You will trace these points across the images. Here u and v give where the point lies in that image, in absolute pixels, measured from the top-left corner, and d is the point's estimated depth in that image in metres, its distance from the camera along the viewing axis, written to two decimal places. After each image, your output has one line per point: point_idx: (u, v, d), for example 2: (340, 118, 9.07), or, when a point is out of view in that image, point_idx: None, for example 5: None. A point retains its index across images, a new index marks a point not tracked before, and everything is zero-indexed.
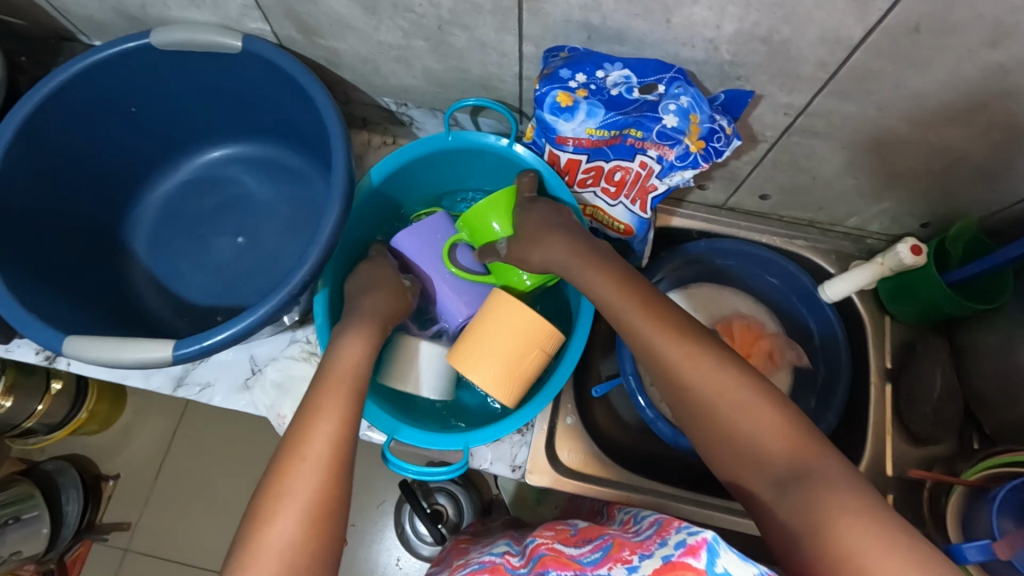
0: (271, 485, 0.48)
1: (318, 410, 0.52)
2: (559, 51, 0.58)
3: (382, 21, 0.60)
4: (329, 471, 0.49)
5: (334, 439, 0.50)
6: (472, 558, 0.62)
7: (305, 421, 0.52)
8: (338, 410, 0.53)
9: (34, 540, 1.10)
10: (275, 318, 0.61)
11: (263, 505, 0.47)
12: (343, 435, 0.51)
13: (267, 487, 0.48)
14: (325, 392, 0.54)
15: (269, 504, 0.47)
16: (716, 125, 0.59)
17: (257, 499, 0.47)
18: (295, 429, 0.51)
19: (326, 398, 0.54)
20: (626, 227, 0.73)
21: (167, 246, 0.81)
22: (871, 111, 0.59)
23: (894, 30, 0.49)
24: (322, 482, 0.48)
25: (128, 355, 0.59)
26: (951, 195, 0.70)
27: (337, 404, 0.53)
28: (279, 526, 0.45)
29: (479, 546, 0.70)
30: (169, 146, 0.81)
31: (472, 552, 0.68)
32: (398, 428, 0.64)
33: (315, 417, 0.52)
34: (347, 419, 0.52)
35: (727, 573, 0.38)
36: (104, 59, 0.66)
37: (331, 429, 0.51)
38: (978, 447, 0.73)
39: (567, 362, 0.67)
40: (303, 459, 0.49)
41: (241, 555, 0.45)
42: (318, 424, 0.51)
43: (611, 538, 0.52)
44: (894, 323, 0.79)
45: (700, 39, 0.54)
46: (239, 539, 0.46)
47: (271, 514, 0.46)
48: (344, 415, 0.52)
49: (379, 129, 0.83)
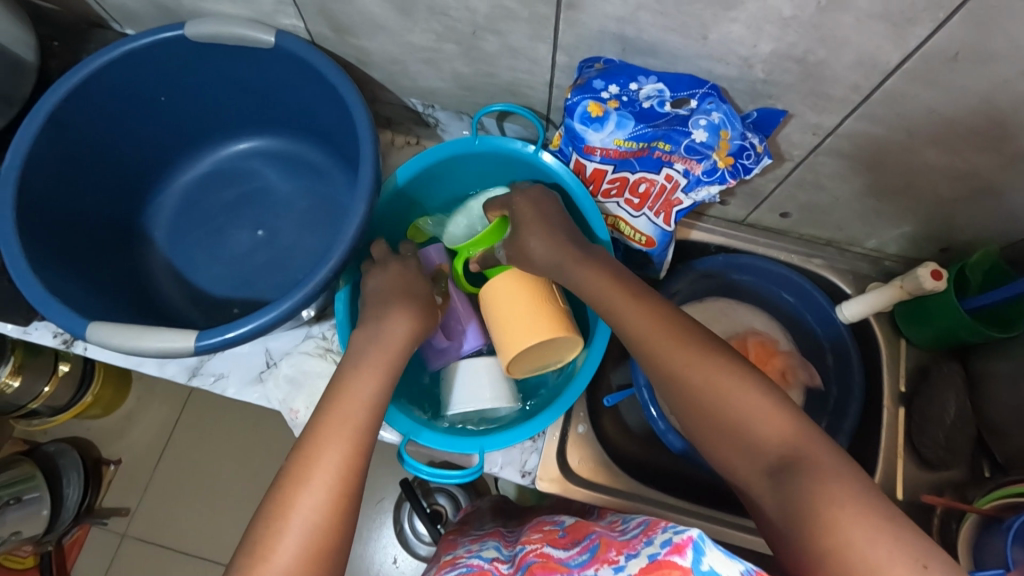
0: (272, 516, 0.48)
1: (324, 437, 0.52)
2: (594, 62, 0.59)
3: (416, 23, 0.61)
4: (331, 507, 0.49)
5: (337, 472, 0.51)
6: (460, 560, 0.62)
7: (311, 448, 0.52)
8: (345, 436, 0.53)
9: (34, 521, 1.10)
10: (296, 313, 0.61)
11: (262, 537, 0.48)
12: (348, 467, 0.51)
13: (267, 519, 0.49)
14: (333, 415, 0.54)
15: (272, 528, 0.48)
16: (747, 143, 0.60)
17: (257, 530, 0.48)
18: (299, 456, 0.52)
19: (333, 423, 0.53)
20: (648, 239, 0.73)
21: (187, 236, 0.81)
22: (901, 135, 0.59)
23: (932, 56, 0.49)
24: (323, 519, 0.49)
25: (150, 344, 0.59)
26: (974, 221, 0.70)
27: (345, 430, 0.53)
28: (276, 563, 0.46)
29: (467, 542, 0.70)
30: (192, 137, 0.81)
31: (461, 548, 0.68)
32: (418, 431, 0.64)
33: (320, 445, 0.52)
34: (354, 449, 0.52)
35: (712, 571, 0.37)
36: (136, 49, 0.67)
37: (336, 460, 0.51)
38: (990, 476, 0.72)
39: (581, 378, 0.66)
40: (307, 492, 0.49)
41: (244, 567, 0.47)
42: (322, 453, 0.51)
43: (597, 536, 0.53)
44: (909, 346, 0.79)
45: (734, 57, 0.55)
46: (238, 569, 0.47)
47: (270, 550, 0.47)
48: (350, 443, 0.52)
49: (404, 129, 0.83)
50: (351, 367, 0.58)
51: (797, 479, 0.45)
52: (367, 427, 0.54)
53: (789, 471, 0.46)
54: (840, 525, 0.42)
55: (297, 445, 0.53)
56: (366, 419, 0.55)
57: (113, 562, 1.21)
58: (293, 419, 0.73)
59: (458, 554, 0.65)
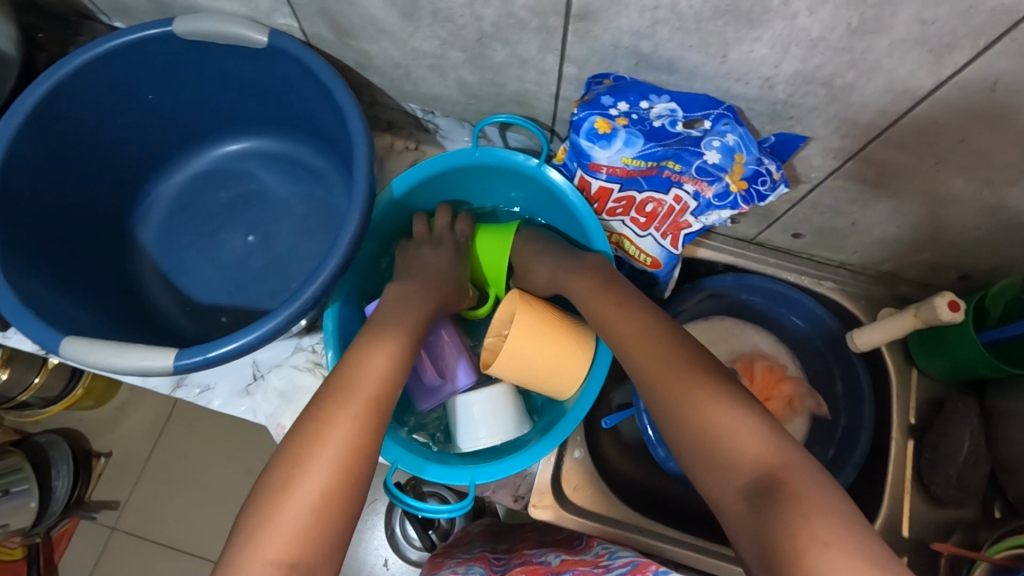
0: (319, 409, 0.51)
1: (337, 403, 0.52)
2: (603, 78, 0.55)
3: (419, 28, 0.57)
4: (339, 475, 0.48)
5: (348, 442, 0.49)
6: None
7: (322, 417, 0.51)
8: (370, 379, 0.54)
9: (22, 513, 1.09)
10: (284, 331, 0.58)
11: (265, 503, 0.46)
12: (357, 437, 0.50)
13: (317, 408, 0.52)
14: (348, 383, 0.53)
15: (319, 417, 0.51)
16: (762, 168, 0.56)
17: (260, 498, 0.47)
18: (326, 395, 0.53)
19: (344, 394, 0.53)
20: (653, 260, 0.70)
21: (176, 240, 0.78)
22: (928, 163, 0.55)
23: (969, 85, 0.46)
24: (331, 487, 0.47)
25: (127, 362, 0.56)
26: (1000, 252, 0.66)
27: (357, 401, 0.52)
28: (279, 530, 0.45)
29: (451, 563, 0.69)
30: (185, 135, 0.78)
31: (444, 571, 0.67)
32: (425, 467, 0.62)
33: (331, 413, 0.51)
34: (364, 420, 0.51)
35: None
36: (124, 45, 0.64)
37: (347, 428, 0.50)
38: (1000, 516, 0.70)
39: (578, 408, 0.64)
40: (315, 459, 0.48)
41: (293, 448, 0.49)
42: (332, 422, 0.50)
43: None
44: (922, 377, 0.76)
45: (756, 77, 0.51)
46: (285, 452, 0.49)
47: (272, 515, 0.45)
48: (361, 413, 0.52)
49: (403, 133, 0.80)
50: (349, 363, 0.55)
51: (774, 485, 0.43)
52: (386, 399, 0.54)
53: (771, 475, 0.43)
54: (809, 556, 0.38)
55: (304, 419, 0.52)
56: (382, 393, 0.54)
57: (102, 556, 1.20)
58: (280, 434, 0.70)
59: None
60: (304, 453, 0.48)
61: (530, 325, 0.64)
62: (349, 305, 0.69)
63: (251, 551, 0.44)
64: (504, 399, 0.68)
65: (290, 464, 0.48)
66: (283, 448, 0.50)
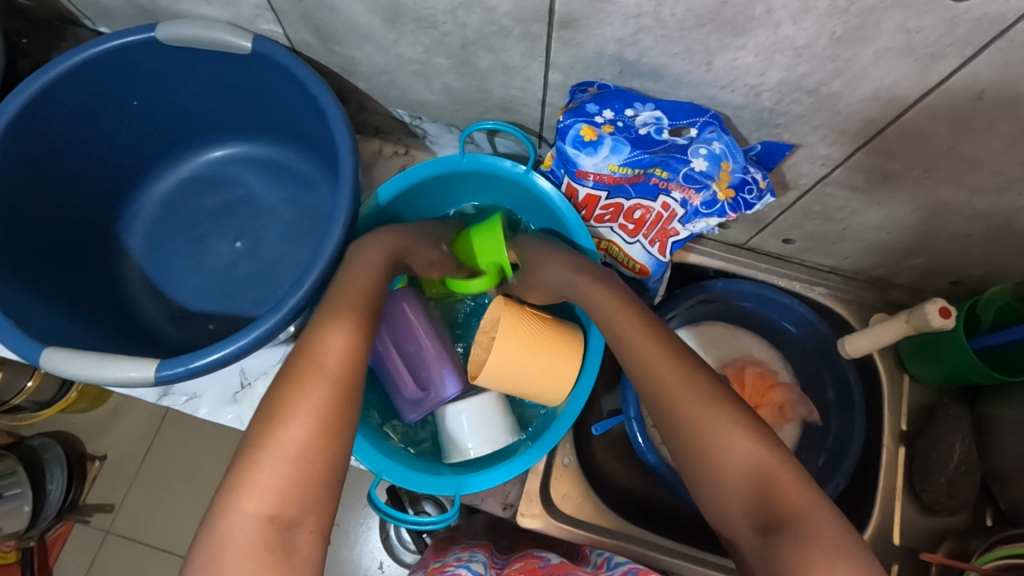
0: (295, 364, 0.49)
1: (315, 358, 0.50)
2: (587, 86, 0.55)
3: (403, 34, 0.56)
4: (323, 429, 0.46)
5: (331, 396, 0.48)
6: (447, 569, 0.59)
7: (302, 372, 0.49)
8: (346, 331, 0.52)
9: (15, 517, 1.08)
10: (269, 339, 0.58)
11: (246, 459, 0.44)
12: (341, 390, 0.48)
13: (293, 363, 0.49)
14: (326, 336, 0.51)
15: (295, 374, 0.48)
16: (749, 177, 0.56)
17: (240, 456, 0.45)
18: (302, 351, 0.50)
19: (325, 346, 0.51)
20: (642, 268, 0.70)
21: (162, 247, 0.77)
22: (917, 171, 0.55)
23: (956, 94, 0.45)
24: (316, 440, 0.45)
25: (108, 373, 0.56)
26: (991, 258, 0.65)
27: (337, 353, 0.50)
28: (263, 485, 0.43)
29: (456, 550, 0.67)
30: (172, 141, 0.78)
31: (449, 555, 0.66)
32: (409, 478, 0.62)
33: (311, 367, 0.49)
34: (346, 373, 0.50)
35: None
36: (107, 50, 0.63)
37: (329, 382, 0.48)
38: (992, 523, 0.69)
39: (565, 416, 0.64)
40: (296, 414, 0.46)
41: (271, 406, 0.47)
42: (313, 377, 0.48)
43: None
44: (914, 383, 0.76)
45: (742, 85, 0.50)
46: (263, 410, 0.47)
47: (253, 469, 0.44)
48: (343, 367, 0.50)
49: (392, 138, 0.79)
50: (331, 317, 0.53)
51: (772, 497, 0.44)
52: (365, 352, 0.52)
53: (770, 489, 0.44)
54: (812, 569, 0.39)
55: (281, 374, 0.49)
56: (360, 347, 0.52)
57: (96, 559, 1.19)
58: None
59: (447, 561, 0.63)
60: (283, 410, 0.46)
61: (521, 334, 0.63)
62: None
63: (234, 507, 0.42)
64: (490, 412, 0.67)
65: (267, 421, 0.46)
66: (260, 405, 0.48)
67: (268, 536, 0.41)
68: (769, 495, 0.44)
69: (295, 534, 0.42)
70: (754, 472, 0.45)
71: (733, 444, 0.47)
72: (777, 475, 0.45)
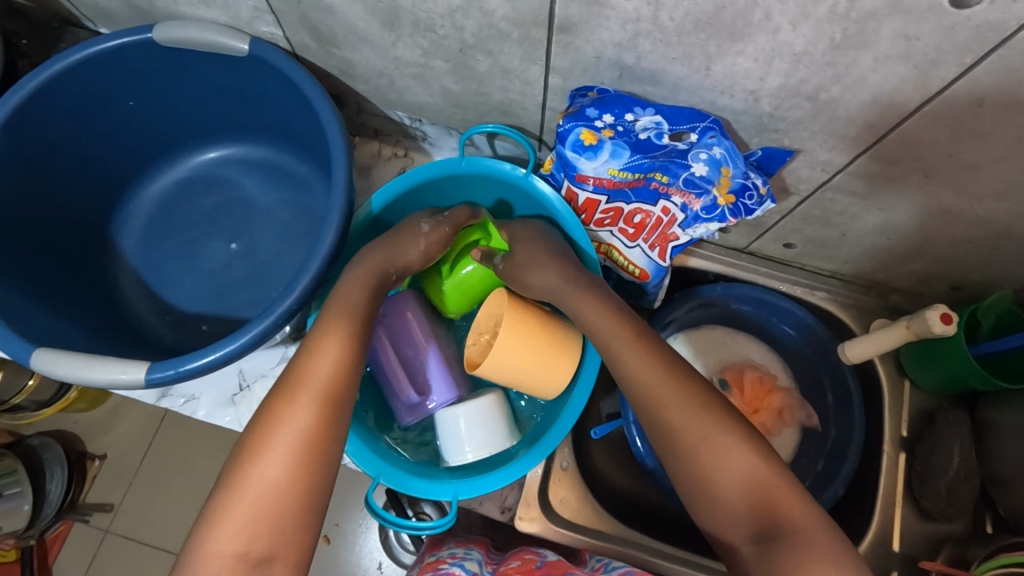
0: (278, 396, 0.50)
1: (293, 391, 0.50)
2: (587, 91, 0.55)
3: (401, 37, 0.56)
4: (296, 465, 0.47)
5: (305, 431, 0.48)
6: (441, 567, 0.59)
7: (277, 406, 0.49)
8: (331, 363, 0.52)
9: (14, 516, 1.08)
10: (261, 343, 0.58)
11: (221, 496, 0.45)
12: (318, 424, 0.49)
13: (277, 395, 0.50)
14: (307, 368, 0.52)
15: (278, 407, 0.49)
16: (750, 182, 0.56)
17: (217, 491, 0.46)
18: (287, 381, 0.51)
19: (303, 378, 0.51)
20: (642, 272, 0.70)
21: (158, 249, 0.77)
22: (917, 177, 0.55)
23: (956, 101, 0.45)
24: (288, 476, 0.46)
25: (99, 375, 0.56)
26: (991, 264, 0.65)
27: (316, 387, 0.51)
28: (233, 522, 0.44)
29: (452, 545, 0.68)
30: (169, 141, 0.78)
31: (443, 551, 0.66)
32: (407, 482, 0.61)
33: (288, 400, 0.50)
34: (323, 406, 0.50)
35: None
36: (104, 51, 0.63)
37: (305, 417, 0.49)
38: (993, 531, 0.69)
39: (564, 420, 0.64)
40: (270, 450, 0.47)
41: (251, 440, 0.48)
42: (287, 411, 0.49)
43: None
44: (913, 388, 0.75)
45: (741, 90, 0.50)
46: (244, 443, 0.48)
47: (226, 506, 0.45)
48: (324, 401, 0.50)
49: (391, 140, 0.79)
50: (313, 347, 0.53)
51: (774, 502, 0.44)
52: (346, 383, 0.52)
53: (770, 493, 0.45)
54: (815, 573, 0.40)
55: (266, 403, 0.50)
56: (340, 378, 0.52)
57: (95, 558, 1.19)
58: None
59: (442, 557, 0.62)
60: (261, 445, 0.47)
61: (517, 336, 0.63)
62: None
63: (207, 544, 0.43)
64: (489, 419, 0.67)
65: (245, 456, 0.47)
66: (243, 438, 0.49)
67: (238, 573, 0.43)
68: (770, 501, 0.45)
69: (265, 570, 0.43)
70: (753, 481, 0.45)
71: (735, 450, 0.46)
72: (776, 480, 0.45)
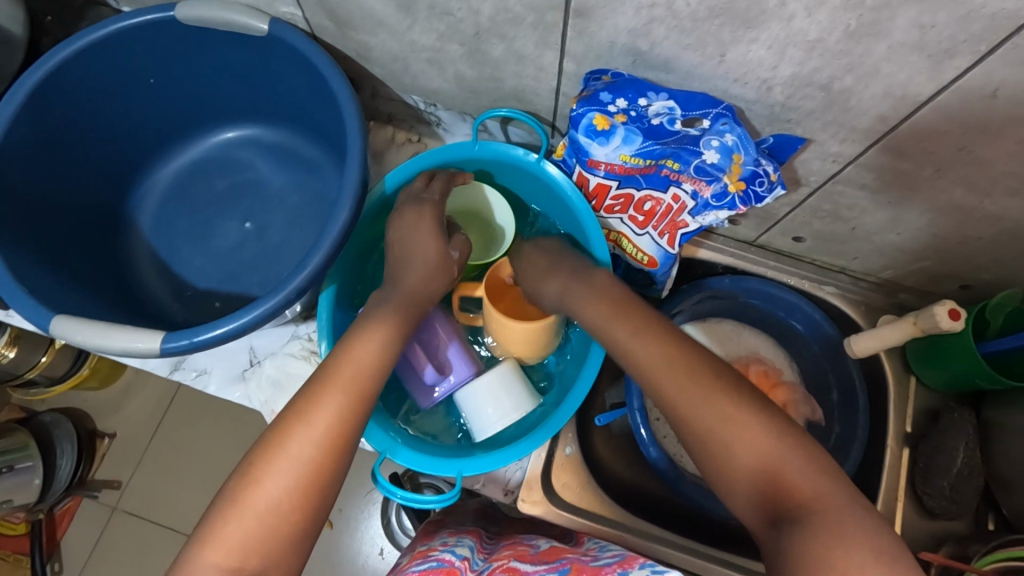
0: (292, 414, 0.50)
1: (305, 412, 0.50)
2: (601, 74, 0.55)
3: (418, 21, 0.57)
4: (298, 488, 0.47)
5: (311, 457, 0.48)
6: (431, 554, 0.60)
7: (286, 427, 0.49)
8: (347, 388, 0.52)
9: (26, 490, 1.10)
10: (275, 316, 0.59)
11: (220, 510, 0.46)
12: (327, 450, 0.49)
13: (292, 413, 0.50)
14: (321, 391, 0.52)
15: (290, 425, 0.49)
16: (760, 169, 0.56)
17: (217, 504, 0.47)
18: (304, 398, 0.51)
19: (317, 401, 0.51)
20: (650, 259, 0.70)
21: (172, 226, 0.79)
22: (928, 171, 0.54)
23: (970, 92, 0.45)
24: (288, 499, 0.46)
25: (115, 343, 0.57)
26: (1001, 262, 0.65)
27: (326, 412, 0.50)
28: (228, 540, 0.45)
29: (444, 534, 0.69)
30: (185, 120, 0.79)
31: (436, 539, 0.67)
32: (411, 457, 0.62)
33: (299, 421, 0.50)
34: (332, 432, 0.50)
35: None
36: (124, 29, 0.64)
37: (313, 441, 0.49)
38: (994, 529, 0.69)
39: (572, 398, 0.64)
40: (274, 470, 0.47)
41: (258, 456, 0.48)
42: (297, 432, 0.49)
43: (569, 563, 0.55)
44: (920, 386, 0.75)
45: (754, 78, 0.50)
46: (251, 456, 0.48)
47: (224, 519, 0.45)
48: (335, 424, 0.50)
49: (405, 125, 0.80)
50: (330, 370, 0.53)
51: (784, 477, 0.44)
52: (357, 411, 0.52)
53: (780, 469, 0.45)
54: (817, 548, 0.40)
55: (282, 413, 0.51)
56: (353, 403, 0.52)
57: (101, 535, 1.21)
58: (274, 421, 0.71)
59: (432, 545, 0.64)
60: (268, 464, 0.47)
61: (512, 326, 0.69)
62: (344, 292, 0.70)
63: (198, 558, 0.44)
64: (499, 402, 0.67)
65: (249, 471, 0.47)
66: (250, 451, 0.49)
67: None
68: (781, 481, 0.44)
69: None
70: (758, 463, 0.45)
71: (749, 429, 0.46)
72: (790, 460, 0.45)
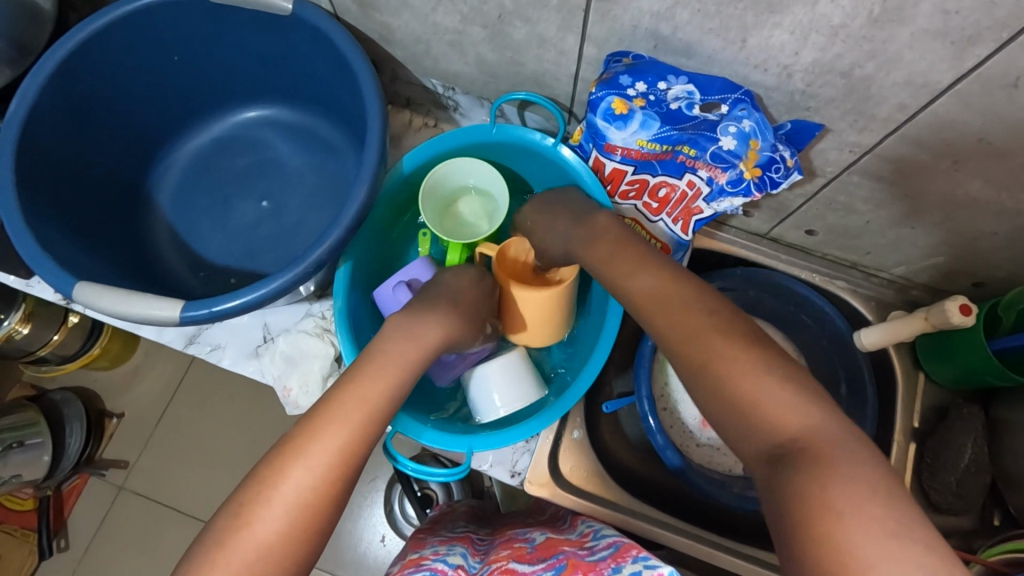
0: (289, 448, 0.47)
1: (303, 444, 0.47)
2: (622, 56, 0.56)
3: (442, 2, 0.58)
4: (291, 527, 0.44)
5: (305, 501, 0.45)
6: (425, 562, 0.59)
7: (283, 459, 0.46)
8: (351, 416, 0.49)
9: (35, 465, 1.11)
10: (291, 290, 0.59)
11: (206, 548, 0.43)
12: (325, 486, 0.46)
13: (289, 446, 0.47)
14: (323, 420, 0.49)
15: (287, 458, 0.46)
16: (777, 155, 0.57)
17: (204, 541, 0.44)
18: (305, 427, 0.48)
19: (317, 430, 0.48)
20: (664, 246, 0.69)
21: (190, 205, 0.80)
22: (945, 162, 0.55)
23: (990, 80, 0.45)
24: (278, 539, 0.43)
25: (135, 311, 0.58)
26: (1015, 259, 0.65)
27: (326, 447, 0.47)
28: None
29: (434, 542, 0.67)
30: (205, 99, 0.80)
31: (426, 548, 0.65)
32: (427, 434, 0.63)
33: (297, 452, 0.46)
34: (331, 468, 0.46)
35: None
36: (150, 5, 0.65)
37: (310, 475, 0.45)
38: (1000, 524, 0.70)
39: (583, 377, 0.65)
40: (265, 511, 0.44)
41: (252, 491, 0.45)
42: (293, 470, 0.46)
43: (565, 557, 0.54)
44: (928, 381, 0.75)
45: (774, 64, 0.51)
46: (244, 493, 0.45)
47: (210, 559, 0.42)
48: (335, 458, 0.47)
49: (422, 110, 0.81)
50: (335, 398, 0.50)
51: (790, 471, 0.39)
52: (358, 446, 0.48)
53: (781, 473, 0.39)
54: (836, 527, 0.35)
55: (282, 440, 0.48)
56: (355, 434, 0.49)
57: (107, 513, 1.22)
58: (286, 397, 0.71)
59: (424, 554, 0.62)
60: (261, 502, 0.44)
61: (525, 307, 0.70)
62: (361, 267, 0.71)
63: None
64: (508, 385, 0.68)
65: (240, 508, 0.44)
66: (243, 486, 0.46)
67: None
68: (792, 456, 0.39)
69: None
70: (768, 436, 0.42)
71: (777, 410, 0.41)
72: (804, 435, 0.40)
